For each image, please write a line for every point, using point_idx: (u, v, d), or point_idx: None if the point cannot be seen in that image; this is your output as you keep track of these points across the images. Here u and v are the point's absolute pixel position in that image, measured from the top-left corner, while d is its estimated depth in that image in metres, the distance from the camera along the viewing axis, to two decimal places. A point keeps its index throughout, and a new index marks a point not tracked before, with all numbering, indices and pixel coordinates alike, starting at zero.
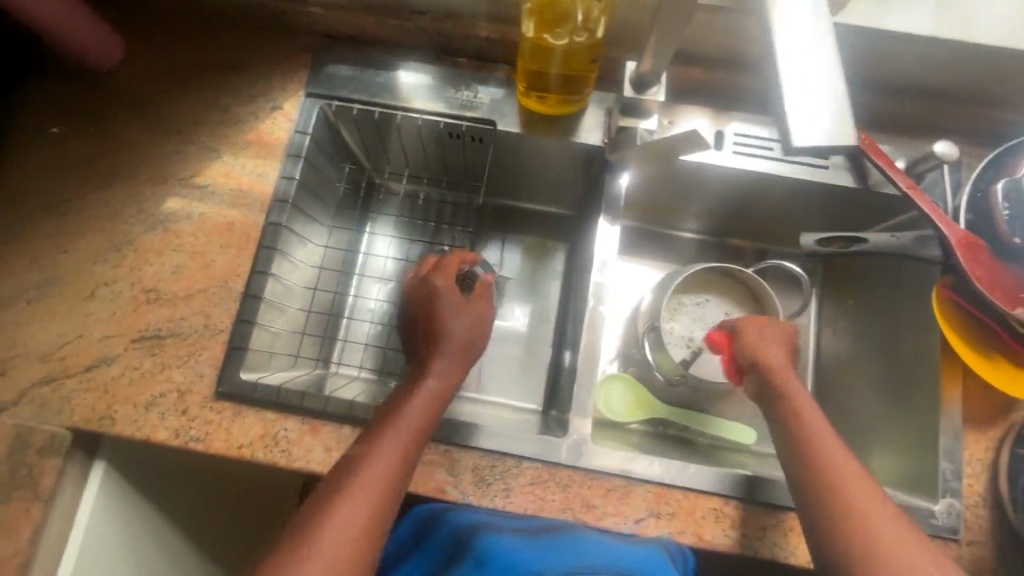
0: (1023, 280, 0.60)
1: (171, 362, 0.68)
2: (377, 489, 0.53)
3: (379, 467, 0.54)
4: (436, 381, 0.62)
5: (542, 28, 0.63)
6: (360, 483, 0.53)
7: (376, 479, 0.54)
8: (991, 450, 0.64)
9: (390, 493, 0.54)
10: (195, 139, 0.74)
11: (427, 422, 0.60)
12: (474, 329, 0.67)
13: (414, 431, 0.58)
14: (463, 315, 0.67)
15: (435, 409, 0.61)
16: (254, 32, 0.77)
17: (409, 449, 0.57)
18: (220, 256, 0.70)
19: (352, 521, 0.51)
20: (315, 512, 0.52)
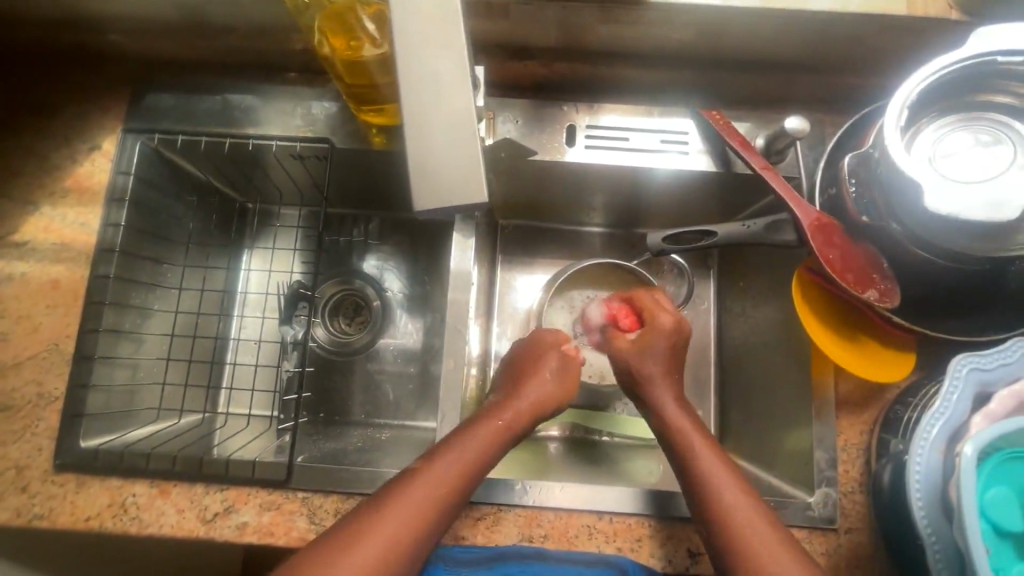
0: (874, 259, 0.58)
1: (5, 438, 0.63)
2: (429, 509, 0.51)
3: (423, 495, 0.51)
4: (512, 416, 0.61)
5: (339, 43, 0.57)
6: (404, 504, 0.50)
7: (433, 496, 0.52)
8: (865, 432, 0.62)
9: (429, 528, 0.50)
10: (10, 193, 0.68)
11: (489, 457, 0.57)
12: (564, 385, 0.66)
13: (473, 467, 0.55)
14: (558, 371, 0.67)
15: (506, 442, 0.59)
16: (62, 68, 0.71)
17: (461, 484, 0.54)
18: (48, 317, 0.66)
19: (381, 547, 0.48)
20: (358, 525, 0.49)
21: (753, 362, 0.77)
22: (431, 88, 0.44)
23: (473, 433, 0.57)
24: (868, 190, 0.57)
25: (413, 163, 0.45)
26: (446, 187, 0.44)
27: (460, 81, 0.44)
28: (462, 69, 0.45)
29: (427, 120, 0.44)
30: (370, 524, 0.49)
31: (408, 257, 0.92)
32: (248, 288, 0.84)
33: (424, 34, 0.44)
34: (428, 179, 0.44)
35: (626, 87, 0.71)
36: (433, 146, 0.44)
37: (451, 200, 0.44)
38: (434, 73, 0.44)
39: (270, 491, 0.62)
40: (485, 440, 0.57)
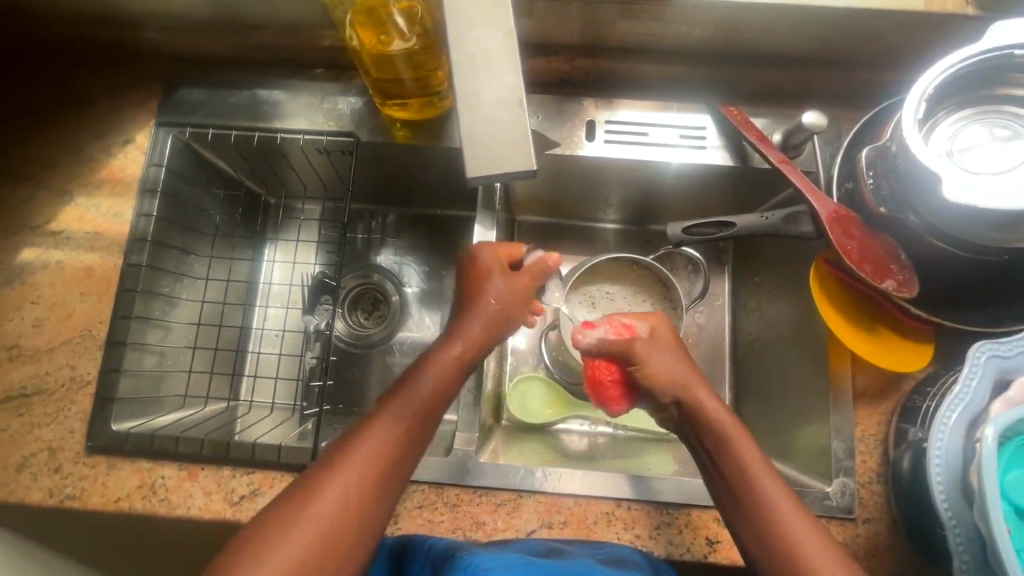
0: (892, 250, 0.59)
1: (39, 420, 0.65)
2: (379, 456, 0.50)
3: (384, 435, 0.51)
4: (459, 348, 0.58)
5: (369, 38, 0.59)
6: (359, 451, 0.50)
7: (381, 442, 0.51)
8: (883, 424, 0.63)
9: (393, 464, 0.51)
10: (47, 184, 0.71)
11: (445, 392, 0.56)
12: (515, 304, 0.61)
13: (430, 402, 0.55)
14: (512, 288, 0.62)
15: (454, 376, 0.57)
16: (98, 64, 0.74)
17: (420, 420, 0.54)
18: (82, 304, 0.68)
19: (347, 491, 0.48)
20: (312, 476, 0.49)
21: (769, 356, 0.78)
22: (481, 67, 0.51)
23: (428, 370, 0.56)
24: (886, 182, 0.58)
25: (465, 133, 0.50)
26: (494, 151, 0.50)
27: (507, 61, 0.51)
28: (510, 51, 0.51)
29: (477, 94, 0.50)
30: (332, 470, 0.49)
31: (432, 252, 0.93)
32: (272, 279, 0.86)
33: (476, 21, 0.50)
34: (479, 147, 0.50)
35: (645, 83, 0.72)
36: (481, 118, 0.50)
37: (500, 164, 0.50)
38: (485, 54, 0.50)
39: (295, 475, 0.63)
40: (439, 375, 0.56)
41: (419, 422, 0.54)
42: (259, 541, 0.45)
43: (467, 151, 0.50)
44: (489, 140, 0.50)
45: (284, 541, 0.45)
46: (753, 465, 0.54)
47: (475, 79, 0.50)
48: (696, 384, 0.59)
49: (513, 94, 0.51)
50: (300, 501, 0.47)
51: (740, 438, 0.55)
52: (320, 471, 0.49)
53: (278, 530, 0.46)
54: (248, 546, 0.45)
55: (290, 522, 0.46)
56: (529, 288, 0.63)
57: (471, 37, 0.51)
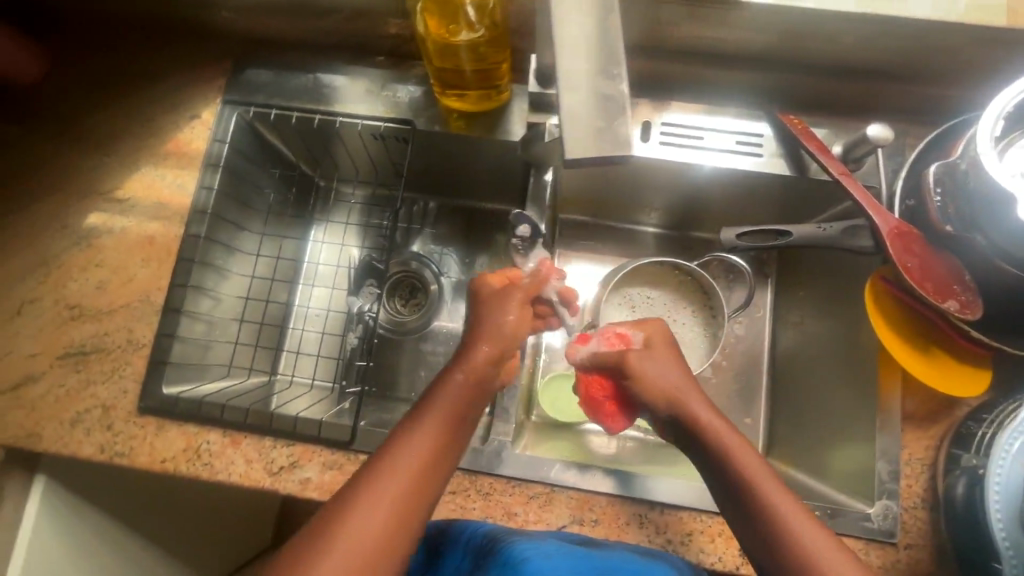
0: (954, 270, 0.57)
1: (95, 377, 0.68)
2: (394, 490, 0.48)
3: (404, 469, 0.49)
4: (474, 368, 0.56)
5: (437, 28, 0.60)
6: (374, 486, 0.48)
7: (400, 473, 0.49)
8: (932, 449, 0.61)
9: (414, 497, 0.49)
10: (117, 153, 0.74)
11: (459, 414, 0.54)
12: (522, 317, 0.60)
13: (443, 429, 0.52)
14: (514, 302, 0.60)
15: (466, 396, 0.55)
16: (171, 41, 0.77)
17: (432, 449, 0.51)
18: (142, 270, 0.71)
19: (371, 530, 0.46)
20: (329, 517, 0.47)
21: (810, 371, 0.76)
22: (581, 45, 0.43)
23: (440, 394, 0.54)
24: (953, 200, 0.56)
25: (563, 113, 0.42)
26: (595, 136, 0.42)
27: (611, 43, 0.43)
28: (613, 32, 0.44)
29: (578, 74, 0.43)
30: (353, 514, 0.47)
31: (472, 245, 0.94)
32: (318, 260, 0.88)
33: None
34: (577, 130, 0.42)
35: (703, 87, 0.72)
36: (579, 93, 0.43)
37: (600, 149, 0.42)
38: (587, 32, 0.43)
39: (333, 451, 0.65)
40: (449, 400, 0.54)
41: (437, 448, 0.52)
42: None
43: (565, 133, 0.42)
44: (592, 124, 0.42)
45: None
46: (759, 479, 0.52)
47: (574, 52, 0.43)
48: (687, 395, 0.59)
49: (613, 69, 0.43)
50: (323, 550, 0.45)
51: (736, 446, 0.55)
52: (335, 515, 0.47)
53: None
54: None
55: (316, 571, 0.44)
56: (525, 303, 0.61)
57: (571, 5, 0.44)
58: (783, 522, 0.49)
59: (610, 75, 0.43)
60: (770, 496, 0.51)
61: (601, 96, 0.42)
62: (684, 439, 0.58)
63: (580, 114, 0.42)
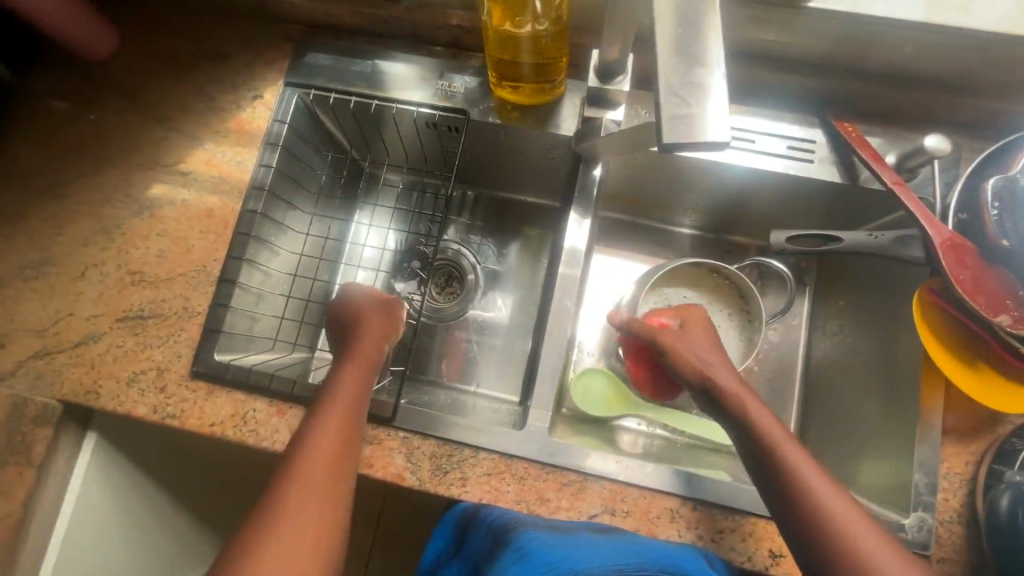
0: (1008, 285, 0.57)
1: (151, 341, 0.71)
2: (316, 478, 0.52)
3: (320, 446, 0.53)
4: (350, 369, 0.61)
5: (503, 19, 0.62)
6: (297, 477, 0.52)
7: (307, 464, 0.52)
8: (971, 464, 0.61)
9: (333, 473, 0.53)
10: (182, 128, 0.77)
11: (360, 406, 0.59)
12: (384, 327, 0.67)
13: (341, 423, 0.56)
14: (375, 316, 0.68)
15: (355, 391, 0.59)
16: (239, 23, 0.80)
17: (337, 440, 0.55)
18: (200, 241, 0.73)
19: (306, 505, 0.50)
20: (270, 505, 0.50)
21: (844, 381, 0.76)
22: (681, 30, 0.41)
23: (338, 382, 0.60)
24: (1012, 214, 0.56)
25: (660, 90, 0.40)
26: (696, 118, 0.39)
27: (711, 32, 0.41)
28: (712, 22, 0.42)
29: (671, 54, 0.41)
30: (296, 476, 0.52)
31: (510, 236, 0.95)
32: (362, 242, 0.90)
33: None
34: (676, 111, 0.39)
35: (757, 91, 0.72)
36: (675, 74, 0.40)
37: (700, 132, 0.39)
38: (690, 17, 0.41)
39: (374, 426, 0.67)
40: (353, 384, 0.60)
41: (345, 429, 0.56)
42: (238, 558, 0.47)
43: (663, 112, 0.40)
44: (692, 106, 0.39)
45: (262, 556, 0.47)
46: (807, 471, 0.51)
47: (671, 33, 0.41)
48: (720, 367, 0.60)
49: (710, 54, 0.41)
50: (272, 512, 0.49)
51: (762, 420, 0.55)
52: (285, 478, 0.52)
53: (253, 544, 0.48)
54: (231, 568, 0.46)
55: (264, 526, 0.49)
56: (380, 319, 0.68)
57: None
58: (805, 491, 0.50)
59: (707, 62, 0.41)
60: (795, 464, 0.52)
61: (696, 82, 0.40)
62: (715, 410, 0.59)
63: (678, 95, 0.40)
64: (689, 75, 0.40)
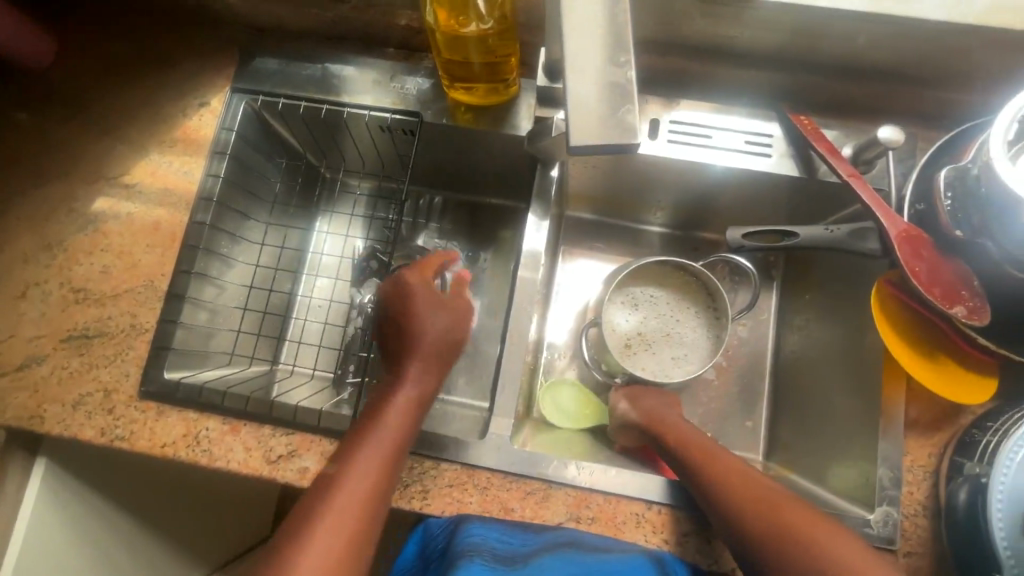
0: (963, 275, 0.56)
1: (97, 361, 0.68)
2: (353, 513, 0.51)
3: (364, 473, 0.53)
4: (408, 389, 0.60)
5: (447, 20, 0.60)
6: (336, 506, 0.51)
7: (350, 497, 0.51)
8: (934, 456, 0.60)
9: (373, 502, 0.52)
10: (125, 138, 0.74)
11: (407, 433, 0.58)
12: (448, 336, 0.64)
13: (393, 452, 0.55)
14: (438, 317, 0.64)
15: (410, 417, 0.58)
16: (182, 28, 0.77)
17: (383, 471, 0.54)
18: (147, 255, 0.71)
19: (342, 533, 0.49)
20: (303, 527, 0.50)
21: (812, 375, 0.75)
22: (593, 28, 0.42)
23: (390, 406, 0.58)
24: (964, 204, 0.56)
25: (570, 94, 0.42)
26: (606, 119, 0.41)
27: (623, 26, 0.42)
28: (625, 20, 0.42)
29: (582, 59, 0.42)
30: (336, 504, 0.51)
31: (475, 239, 0.94)
32: (322, 251, 0.88)
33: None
34: (585, 115, 0.41)
35: (713, 85, 0.71)
36: (585, 78, 0.42)
37: (608, 133, 0.41)
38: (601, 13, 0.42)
39: (331, 441, 0.65)
40: (403, 407, 0.58)
41: (393, 452, 0.55)
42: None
43: (571, 117, 0.41)
44: (599, 111, 0.41)
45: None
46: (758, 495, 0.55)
47: (581, 36, 0.42)
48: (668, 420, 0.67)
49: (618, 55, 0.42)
50: (303, 539, 0.49)
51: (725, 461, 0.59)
52: (320, 504, 0.51)
53: (291, 563, 0.47)
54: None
55: (294, 554, 0.48)
56: (451, 330, 0.65)
57: None
58: (744, 511, 0.54)
59: (618, 62, 0.42)
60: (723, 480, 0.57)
61: (608, 83, 0.41)
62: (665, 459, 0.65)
63: (587, 98, 0.41)
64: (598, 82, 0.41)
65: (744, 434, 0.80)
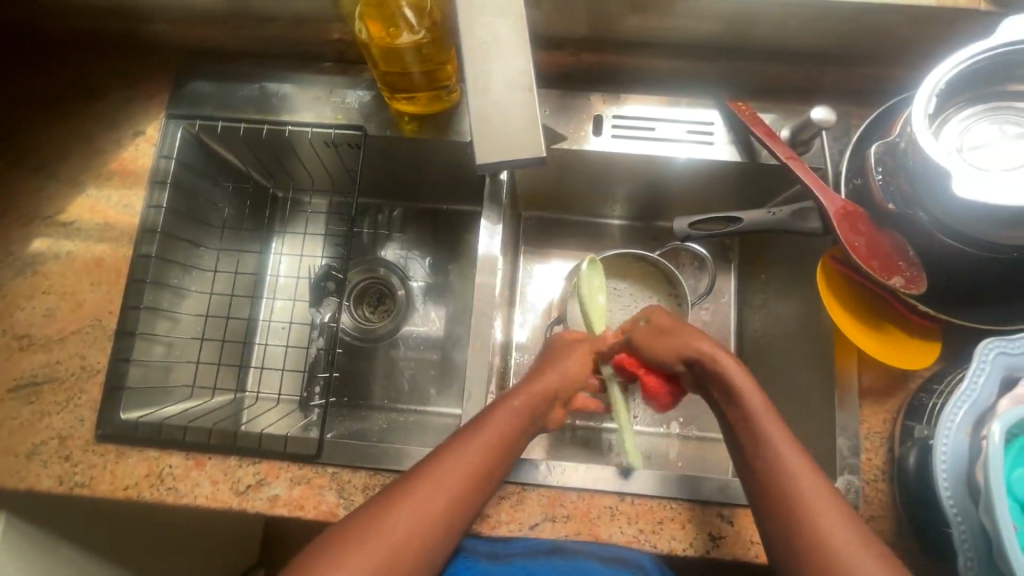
0: (898, 246, 0.59)
1: (48, 408, 0.66)
2: (449, 490, 0.50)
3: (468, 457, 0.52)
4: (529, 396, 0.58)
5: (378, 33, 0.60)
6: (435, 477, 0.50)
7: (451, 475, 0.51)
8: (889, 422, 0.63)
9: (468, 488, 0.51)
10: (58, 175, 0.71)
11: (515, 440, 0.56)
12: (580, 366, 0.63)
13: (497, 448, 0.54)
14: (575, 352, 0.65)
15: (523, 424, 0.57)
16: (109, 56, 0.75)
17: (485, 462, 0.53)
18: (92, 294, 0.69)
19: (434, 504, 0.49)
20: (399, 485, 0.50)
21: (773, 353, 0.77)
22: (491, 52, 0.53)
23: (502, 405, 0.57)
24: (895, 177, 0.58)
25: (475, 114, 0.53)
26: (506, 137, 0.53)
27: (517, 50, 0.54)
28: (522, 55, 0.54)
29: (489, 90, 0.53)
30: (434, 473, 0.51)
31: (437, 245, 0.93)
32: (279, 272, 0.86)
33: (487, 8, 0.54)
34: (489, 133, 0.53)
35: (653, 78, 0.72)
36: (493, 105, 0.53)
37: (508, 150, 0.53)
38: (495, 39, 0.53)
39: (301, 466, 0.64)
40: (506, 426, 0.55)
41: (500, 451, 0.54)
42: (354, 524, 0.48)
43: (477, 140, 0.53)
44: (498, 134, 0.53)
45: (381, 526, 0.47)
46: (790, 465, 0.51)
47: (486, 74, 0.53)
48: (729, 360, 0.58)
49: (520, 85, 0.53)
50: (399, 498, 0.49)
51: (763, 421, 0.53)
52: (423, 467, 0.51)
53: (382, 515, 0.48)
54: (346, 529, 0.48)
55: (388, 509, 0.49)
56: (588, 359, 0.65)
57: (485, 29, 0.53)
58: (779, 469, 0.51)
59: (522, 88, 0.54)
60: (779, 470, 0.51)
61: (515, 107, 0.53)
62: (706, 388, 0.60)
63: (493, 123, 0.53)
64: (501, 109, 0.53)
65: (715, 416, 0.82)
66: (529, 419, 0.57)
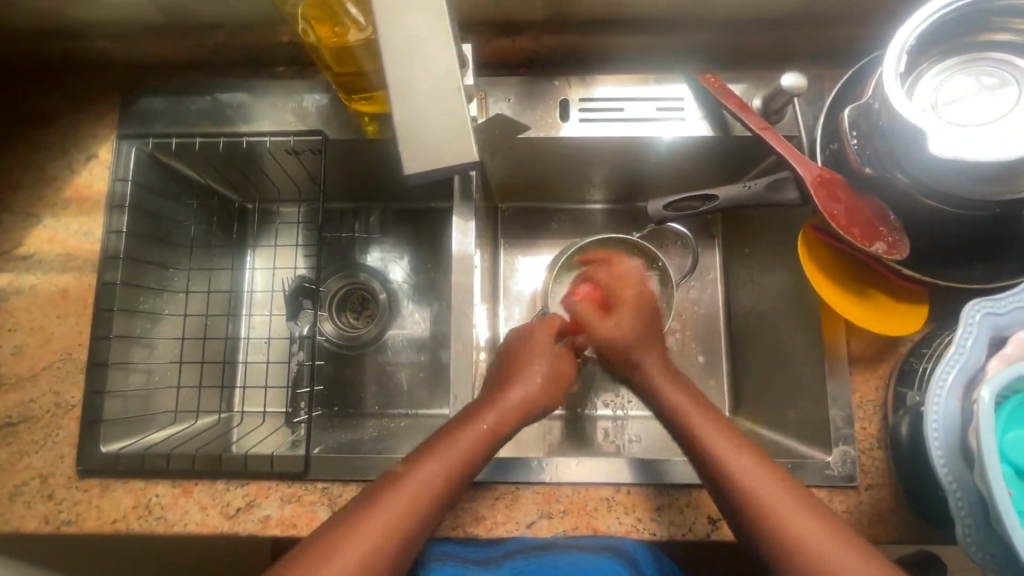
0: (878, 210, 0.57)
1: (27, 448, 0.64)
2: (398, 522, 0.50)
3: (420, 485, 0.52)
4: (493, 420, 0.57)
5: (326, 34, 0.58)
6: (387, 508, 0.50)
7: (403, 507, 0.50)
8: (881, 388, 0.62)
9: (422, 518, 0.51)
10: (12, 208, 0.69)
11: (474, 465, 0.55)
12: (555, 377, 0.62)
13: (455, 474, 0.54)
14: (547, 359, 0.63)
15: (485, 450, 0.56)
16: (52, 79, 0.72)
17: (440, 492, 0.52)
18: (60, 327, 0.67)
19: (381, 536, 0.49)
20: (348, 517, 0.50)
21: (760, 329, 0.76)
22: (414, 57, 0.48)
23: (465, 430, 0.56)
24: (870, 141, 0.56)
25: (403, 130, 0.48)
26: (436, 149, 0.48)
27: (441, 46, 0.48)
28: (445, 50, 0.48)
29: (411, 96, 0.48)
30: (384, 503, 0.50)
31: (415, 245, 0.91)
32: (255, 287, 0.85)
33: (401, 6, 0.47)
34: (418, 144, 0.48)
35: (617, 55, 0.70)
36: (420, 110, 0.48)
37: (439, 159, 0.48)
38: (417, 43, 0.48)
39: (290, 484, 0.63)
40: (465, 450, 0.55)
41: (455, 479, 0.54)
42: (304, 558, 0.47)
43: (403, 149, 0.48)
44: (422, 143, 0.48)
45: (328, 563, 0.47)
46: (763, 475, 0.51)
47: (407, 79, 0.48)
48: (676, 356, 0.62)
49: (450, 85, 0.48)
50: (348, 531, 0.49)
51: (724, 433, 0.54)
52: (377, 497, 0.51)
53: (328, 548, 0.48)
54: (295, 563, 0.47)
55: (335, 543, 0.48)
56: (568, 364, 0.65)
57: (398, 24, 0.48)
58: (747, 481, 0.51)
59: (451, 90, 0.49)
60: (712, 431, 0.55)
61: (447, 111, 0.48)
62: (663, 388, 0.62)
63: (418, 130, 0.48)
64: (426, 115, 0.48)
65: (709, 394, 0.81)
66: (495, 442, 0.57)
